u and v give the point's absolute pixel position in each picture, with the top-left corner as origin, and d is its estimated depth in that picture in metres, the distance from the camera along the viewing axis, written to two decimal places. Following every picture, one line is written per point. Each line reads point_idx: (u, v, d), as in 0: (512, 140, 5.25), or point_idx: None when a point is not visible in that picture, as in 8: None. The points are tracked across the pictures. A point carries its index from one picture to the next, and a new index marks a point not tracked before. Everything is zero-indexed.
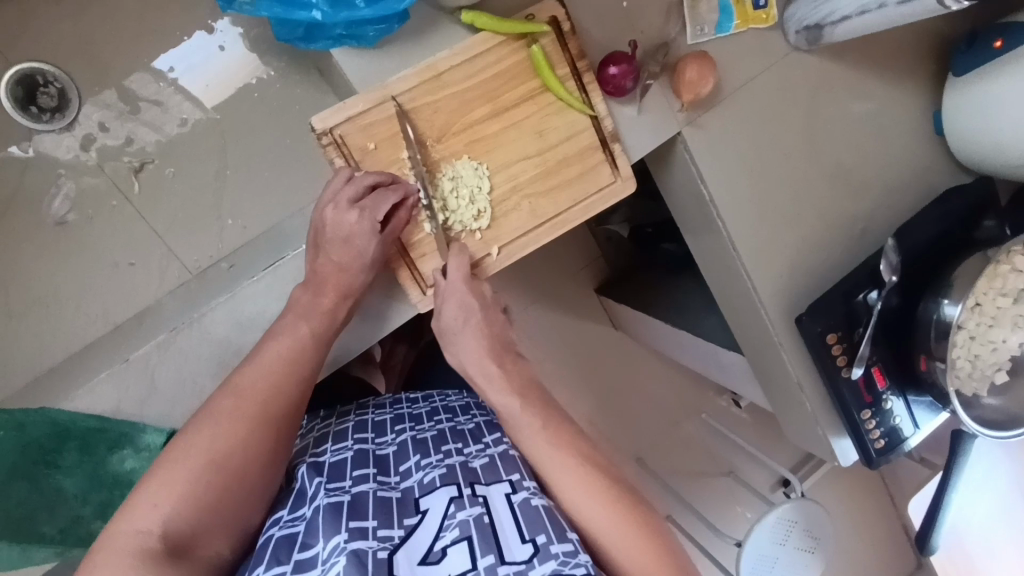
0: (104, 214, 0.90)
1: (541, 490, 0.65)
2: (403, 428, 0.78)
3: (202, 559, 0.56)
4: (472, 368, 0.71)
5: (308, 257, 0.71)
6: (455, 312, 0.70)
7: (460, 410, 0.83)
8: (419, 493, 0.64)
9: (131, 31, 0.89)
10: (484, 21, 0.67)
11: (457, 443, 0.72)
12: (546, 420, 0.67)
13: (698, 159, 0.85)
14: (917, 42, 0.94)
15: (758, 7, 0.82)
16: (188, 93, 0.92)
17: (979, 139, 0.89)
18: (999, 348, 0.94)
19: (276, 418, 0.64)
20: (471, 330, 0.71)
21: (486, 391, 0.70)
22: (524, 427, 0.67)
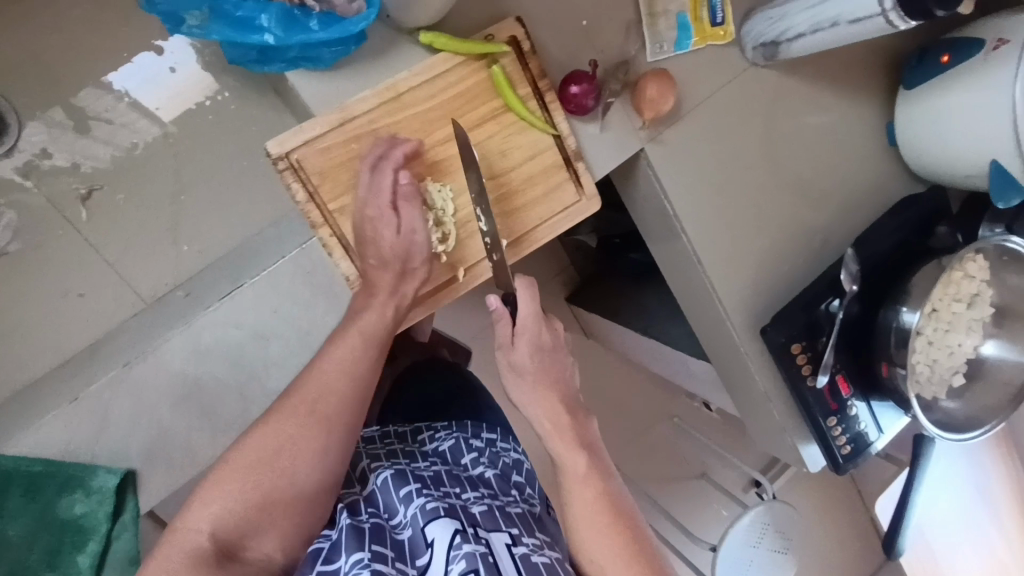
0: (49, 241, 0.86)
1: (539, 545, 0.64)
2: (397, 461, 0.76)
3: (252, 560, 0.59)
4: (531, 410, 0.68)
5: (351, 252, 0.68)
6: (529, 353, 0.68)
7: (451, 455, 0.82)
8: (424, 524, 0.63)
9: (77, 50, 0.86)
10: (443, 41, 0.67)
11: (456, 487, 0.72)
12: (600, 476, 0.65)
13: (661, 175, 0.86)
14: (871, 55, 0.96)
15: (715, 25, 0.83)
16: (143, 109, 0.88)
17: (930, 151, 0.92)
18: (956, 352, 0.98)
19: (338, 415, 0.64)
20: (535, 377, 0.68)
21: (548, 438, 0.67)
22: (572, 474, 0.65)
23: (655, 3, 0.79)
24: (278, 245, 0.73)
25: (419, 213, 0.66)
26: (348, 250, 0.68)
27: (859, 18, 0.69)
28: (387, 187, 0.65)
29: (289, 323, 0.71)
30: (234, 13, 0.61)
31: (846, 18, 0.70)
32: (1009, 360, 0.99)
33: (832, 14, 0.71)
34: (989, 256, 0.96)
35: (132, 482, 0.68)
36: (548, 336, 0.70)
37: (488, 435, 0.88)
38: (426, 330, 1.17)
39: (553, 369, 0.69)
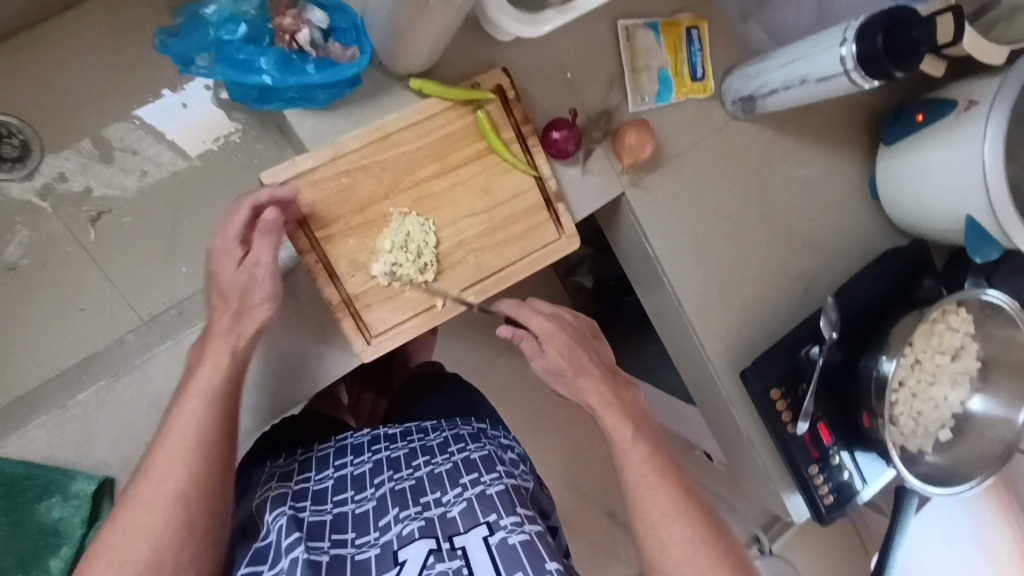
0: (58, 259, 0.90)
1: (519, 523, 0.66)
2: (382, 480, 0.76)
3: None
4: (587, 395, 0.75)
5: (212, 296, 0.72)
6: (559, 355, 0.75)
7: (438, 448, 0.80)
8: (397, 546, 0.64)
9: (98, 86, 0.91)
10: (431, 87, 0.71)
11: (436, 491, 0.72)
12: (646, 445, 0.73)
13: (642, 219, 0.89)
14: (853, 112, 0.99)
15: (696, 79, 0.87)
16: (172, 144, 0.93)
17: (910, 205, 0.94)
18: (940, 405, 0.98)
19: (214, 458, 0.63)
20: (574, 372, 0.76)
21: (599, 413, 0.75)
22: (621, 444, 0.73)
23: (637, 58, 0.84)
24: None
25: (274, 252, 0.68)
26: (332, 277, 0.72)
27: (825, 77, 0.72)
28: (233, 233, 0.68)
29: None
30: (236, 56, 0.67)
31: (813, 76, 0.73)
32: (994, 415, 0.98)
33: (801, 73, 0.75)
34: (970, 308, 0.96)
35: (110, 490, 0.70)
36: (569, 321, 0.79)
37: (478, 425, 0.89)
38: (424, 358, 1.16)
39: (575, 356, 0.76)
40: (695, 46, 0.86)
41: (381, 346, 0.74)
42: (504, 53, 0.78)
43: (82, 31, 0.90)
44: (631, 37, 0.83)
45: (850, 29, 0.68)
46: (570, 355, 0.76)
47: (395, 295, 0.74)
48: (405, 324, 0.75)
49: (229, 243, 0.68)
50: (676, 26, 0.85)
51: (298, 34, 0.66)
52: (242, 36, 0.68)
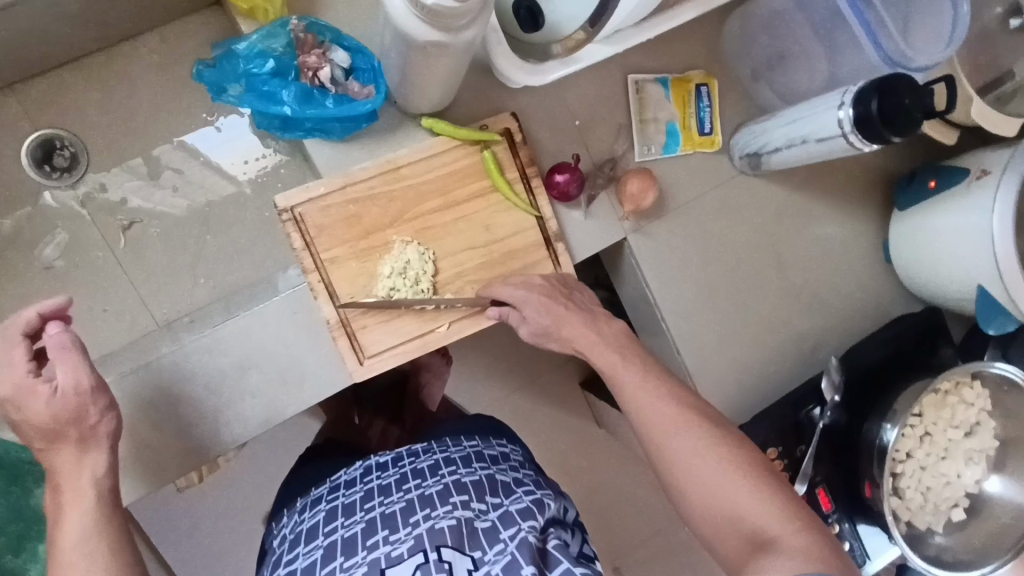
0: (89, 263, 0.89)
1: (503, 547, 0.67)
2: (372, 504, 0.74)
3: None
4: (580, 345, 0.77)
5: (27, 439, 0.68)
6: (541, 313, 0.76)
7: (429, 472, 0.78)
8: (385, 565, 0.65)
9: (145, 101, 0.91)
10: (442, 126, 0.76)
11: (424, 509, 0.70)
12: (638, 368, 0.74)
13: (643, 264, 0.90)
14: (868, 173, 0.99)
15: (703, 133, 0.89)
16: (221, 168, 0.93)
17: (921, 271, 0.92)
18: (952, 483, 0.93)
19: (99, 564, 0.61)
20: (555, 327, 0.77)
21: (587, 355, 0.77)
22: (614, 379, 0.74)
23: (645, 110, 0.87)
24: (267, 291, 0.81)
25: (85, 363, 0.66)
26: (332, 296, 0.76)
27: (824, 137, 0.74)
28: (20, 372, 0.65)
29: (266, 360, 0.77)
30: (261, 88, 0.73)
31: (813, 137, 0.75)
32: (1012, 498, 0.92)
33: (803, 132, 0.77)
34: (987, 383, 0.92)
35: None
36: (541, 282, 0.78)
37: (470, 443, 0.87)
38: (436, 397, 1.14)
39: (544, 320, 0.77)
40: (704, 102, 0.89)
41: (374, 366, 0.77)
42: (515, 98, 0.83)
43: (130, 45, 0.90)
44: (641, 90, 0.87)
45: (849, 93, 0.70)
46: (542, 311, 0.77)
47: (392, 318, 0.77)
48: (398, 347, 0.77)
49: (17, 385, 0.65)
50: (686, 82, 0.88)
51: (320, 71, 0.72)
52: (269, 70, 0.73)
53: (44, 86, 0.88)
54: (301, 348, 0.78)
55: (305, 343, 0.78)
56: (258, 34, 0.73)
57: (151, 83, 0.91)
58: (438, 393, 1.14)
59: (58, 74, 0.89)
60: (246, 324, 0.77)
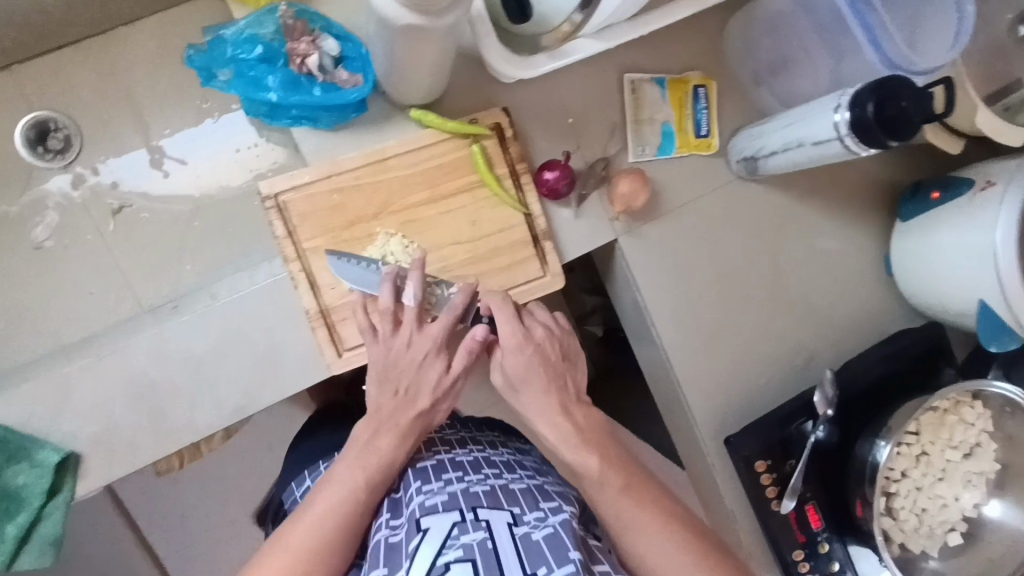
0: (78, 245, 0.90)
1: (541, 519, 0.63)
2: (401, 462, 0.75)
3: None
4: (540, 425, 0.70)
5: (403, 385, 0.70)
6: (519, 365, 0.71)
7: (456, 443, 0.80)
8: (420, 514, 0.62)
9: (144, 87, 0.92)
10: (430, 118, 0.76)
11: (457, 472, 0.70)
12: (619, 472, 0.67)
13: (633, 267, 0.88)
14: (871, 183, 0.97)
15: (700, 136, 0.88)
16: (218, 157, 0.93)
17: (921, 284, 0.90)
18: (949, 505, 0.89)
19: (331, 541, 0.61)
20: (526, 389, 0.72)
21: (558, 449, 0.69)
22: (588, 477, 0.67)
23: (641, 110, 0.86)
24: (252, 279, 0.80)
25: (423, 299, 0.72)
26: (313, 286, 0.75)
27: (820, 140, 0.72)
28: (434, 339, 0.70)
29: (245, 347, 0.77)
30: (249, 73, 0.74)
31: (809, 139, 0.73)
32: (1011, 523, 0.89)
33: (798, 135, 0.75)
34: (990, 403, 0.89)
35: (73, 465, 0.74)
36: (534, 349, 0.72)
37: (492, 432, 0.90)
38: None
39: (514, 379, 0.71)
40: (701, 104, 0.87)
41: (352, 359, 0.76)
42: (507, 93, 0.82)
43: (131, 30, 0.91)
44: (637, 90, 0.86)
45: (845, 97, 0.68)
46: (515, 368, 0.71)
47: None
48: None
49: (408, 346, 0.70)
50: (683, 84, 0.87)
51: (308, 57, 0.73)
52: (257, 56, 0.74)
53: (45, 67, 0.89)
54: (282, 337, 0.78)
55: (285, 331, 0.78)
56: (246, 21, 0.75)
57: (148, 69, 0.92)
58: None
59: (59, 55, 0.90)
60: (228, 309, 0.77)
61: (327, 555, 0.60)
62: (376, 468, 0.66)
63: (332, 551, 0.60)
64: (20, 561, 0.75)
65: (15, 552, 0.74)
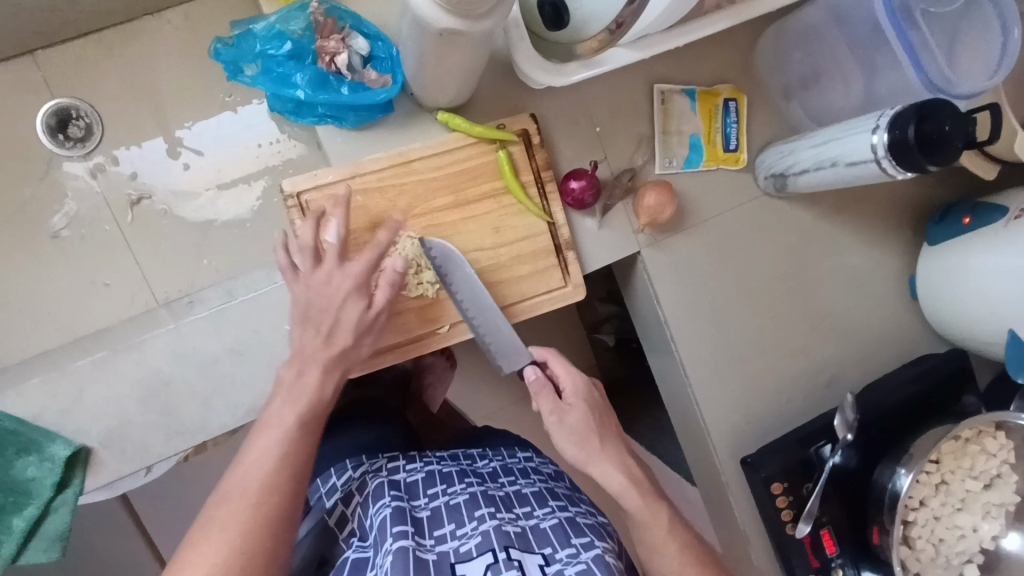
0: (95, 236, 0.89)
1: (575, 555, 0.62)
2: (435, 492, 0.71)
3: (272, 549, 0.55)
4: (602, 475, 0.68)
5: (317, 317, 0.66)
6: (583, 414, 0.70)
7: (489, 476, 0.76)
8: (454, 559, 0.61)
9: (169, 77, 0.91)
10: (457, 122, 0.74)
11: (490, 506, 0.67)
12: (679, 532, 0.67)
13: (655, 281, 0.87)
14: (899, 204, 0.95)
15: (728, 150, 0.86)
16: (239, 151, 0.92)
17: (948, 310, 0.88)
18: (967, 536, 0.87)
19: (277, 477, 0.58)
20: (598, 435, 0.70)
21: (625, 495, 0.67)
22: (651, 530, 0.66)
23: (670, 122, 0.84)
24: (269, 276, 0.79)
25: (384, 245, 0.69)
26: None
27: (856, 161, 0.71)
28: (354, 279, 0.68)
29: (260, 346, 0.76)
30: (277, 70, 0.74)
31: (843, 160, 0.72)
32: None
33: (833, 154, 0.74)
34: (1013, 435, 0.87)
35: (84, 458, 0.73)
36: (596, 396, 0.73)
37: (522, 454, 0.85)
38: (439, 397, 1.11)
39: (592, 427, 0.69)
40: (731, 118, 0.86)
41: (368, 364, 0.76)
42: (535, 99, 0.81)
43: (155, 20, 0.91)
44: (667, 101, 0.84)
45: (883, 118, 0.66)
46: (587, 415, 0.70)
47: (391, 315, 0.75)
48: (394, 346, 0.76)
49: (327, 286, 0.67)
50: (714, 96, 0.85)
51: (337, 56, 0.72)
52: (286, 52, 0.74)
53: (68, 54, 0.88)
54: None
55: None
56: (276, 15, 0.74)
57: (172, 60, 0.91)
58: (441, 395, 1.11)
59: (83, 44, 0.89)
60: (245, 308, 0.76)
61: (277, 490, 0.57)
62: (304, 405, 0.63)
63: (289, 487, 0.58)
64: (26, 555, 0.74)
65: (18, 549, 0.73)
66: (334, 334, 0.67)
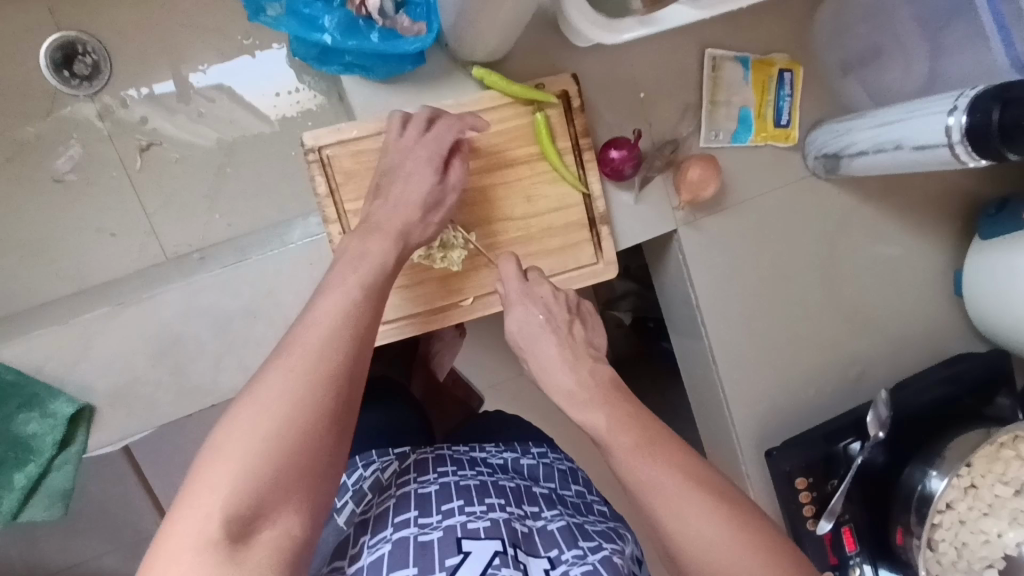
0: (100, 182, 0.84)
1: (581, 556, 0.58)
2: (445, 470, 0.67)
3: (301, 453, 0.47)
4: (545, 380, 0.64)
5: (403, 180, 0.65)
6: (518, 323, 0.66)
7: (499, 467, 0.71)
8: (461, 535, 0.56)
9: (182, 15, 0.85)
10: (492, 79, 0.68)
11: (500, 497, 0.63)
12: (628, 424, 0.57)
13: (690, 261, 0.82)
14: (951, 193, 0.90)
15: (779, 125, 0.81)
16: (257, 96, 0.87)
17: (994, 310, 0.83)
18: (992, 542, 0.83)
19: (326, 380, 0.50)
20: (530, 347, 0.66)
21: (565, 403, 0.62)
22: (598, 433, 0.58)
23: (718, 91, 0.79)
24: (285, 237, 0.75)
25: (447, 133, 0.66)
26: None
27: (924, 145, 0.65)
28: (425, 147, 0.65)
29: (274, 306, 0.72)
30: (303, 11, 0.67)
31: (910, 143, 0.66)
32: None
33: (897, 137, 0.68)
34: None
35: (87, 417, 0.71)
36: (532, 305, 0.67)
37: (536, 450, 0.78)
38: (446, 365, 1.07)
39: (518, 337, 0.66)
40: (784, 90, 0.80)
41: (386, 334, 0.72)
42: (578, 59, 0.75)
43: None
44: (717, 68, 0.78)
45: (963, 97, 0.61)
46: (518, 325, 0.67)
47: (413, 285, 0.71)
48: (416, 316, 0.72)
49: (405, 153, 0.65)
50: (768, 66, 0.79)
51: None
52: None
53: None
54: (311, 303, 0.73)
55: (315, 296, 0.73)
56: None
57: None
58: (448, 362, 1.07)
59: None
60: (258, 267, 0.71)
61: (325, 394, 0.49)
62: (371, 270, 0.58)
63: (335, 388, 0.50)
64: (27, 512, 0.71)
65: (20, 505, 0.71)
66: (410, 207, 0.63)
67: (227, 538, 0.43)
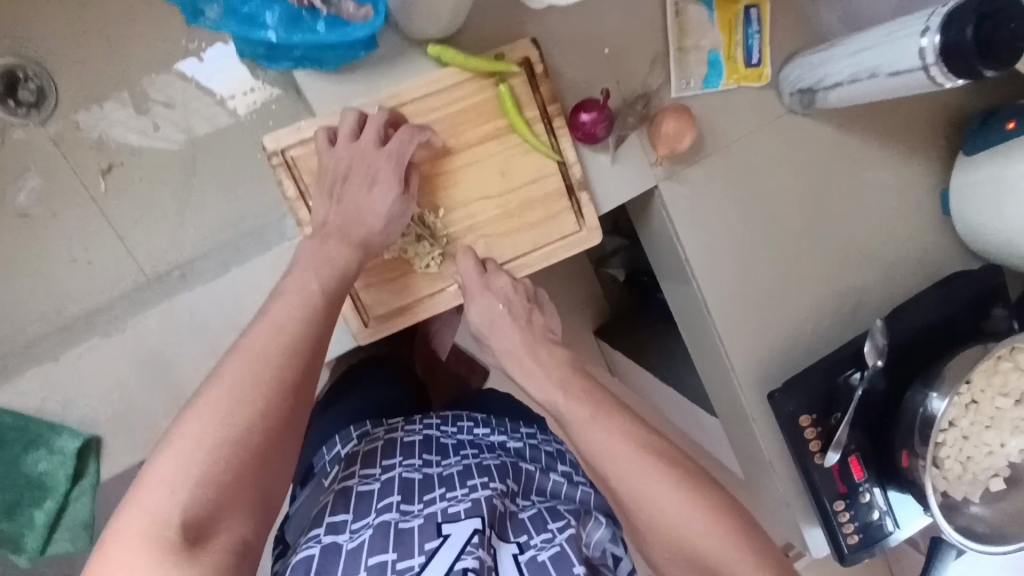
0: (67, 210, 0.83)
1: (549, 540, 0.60)
2: (431, 457, 0.69)
3: (250, 450, 0.50)
4: (511, 363, 0.66)
5: (356, 182, 0.64)
6: (480, 317, 0.67)
7: (486, 446, 0.72)
8: (441, 519, 0.58)
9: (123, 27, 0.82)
10: (450, 55, 0.66)
11: (483, 476, 0.64)
12: (590, 402, 0.60)
13: (674, 216, 0.81)
14: (931, 113, 0.88)
15: (750, 65, 0.79)
16: (212, 101, 0.84)
17: (986, 227, 0.82)
18: (995, 452, 0.85)
19: (278, 382, 0.53)
20: (499, 340, 0.66)
21: (528, 383, 0.64)
22: (572, 421, 0.60)
23: (685, 37, 0.76)
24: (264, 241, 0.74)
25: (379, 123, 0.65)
26: None
27: (898, 70, 0.63)
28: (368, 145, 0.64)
29: None
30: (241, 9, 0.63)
31: (885, 70, 0.64)
32: None
33: (870, 65, 0.66)
34: None
35: (95, 448, 0.71)
36: (491, 295, 0.67)
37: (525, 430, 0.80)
38: (447, 342, 1.06)
39: (481, 326, 0.67)
40: (753, 27, 0.77)
41: (378, 328, 0.72)
42: (536, 23, 0.72)
43: None
44: (681, 13, 0.75)
45: (936, 17, 0.59)
46: (483, 314, 0.67)
47: (396, 279, 0.71)
48: (404, 308, 0.72)
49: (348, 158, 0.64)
50: (733, 3, 0.76)
51: None
52: None
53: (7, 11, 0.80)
54: None
55: None
56: None
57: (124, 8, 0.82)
58: (448, 339, 1.06)
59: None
60: (238, 279, 0.71)
61: (274, 396, 0.52)
62: (330, 273, 0.62)
63: (288, 391, 0.53)
64: (54, 545, 0.73)
65: (45, 540, 0.72)
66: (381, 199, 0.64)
67: (176, 536, 0.45)
